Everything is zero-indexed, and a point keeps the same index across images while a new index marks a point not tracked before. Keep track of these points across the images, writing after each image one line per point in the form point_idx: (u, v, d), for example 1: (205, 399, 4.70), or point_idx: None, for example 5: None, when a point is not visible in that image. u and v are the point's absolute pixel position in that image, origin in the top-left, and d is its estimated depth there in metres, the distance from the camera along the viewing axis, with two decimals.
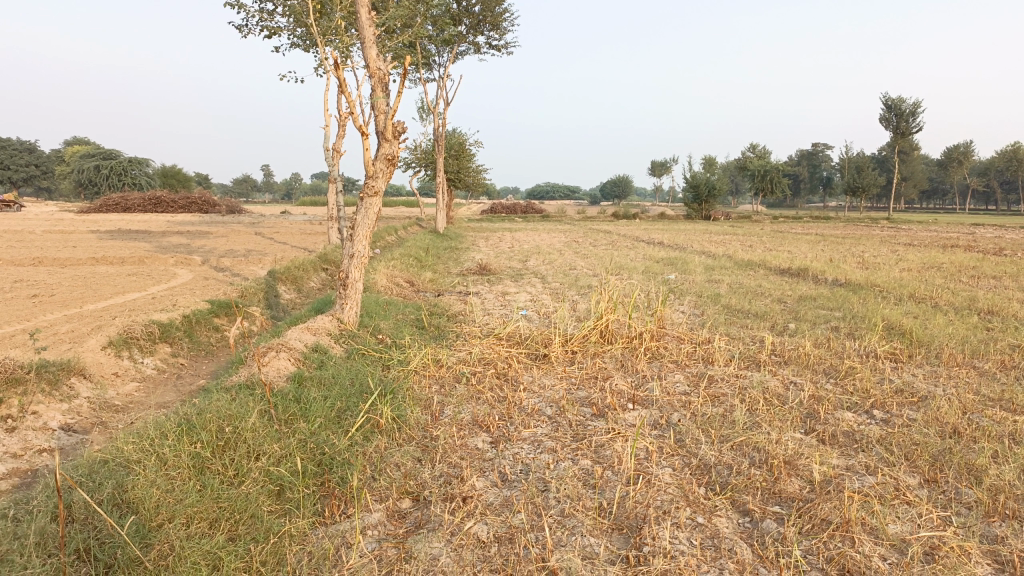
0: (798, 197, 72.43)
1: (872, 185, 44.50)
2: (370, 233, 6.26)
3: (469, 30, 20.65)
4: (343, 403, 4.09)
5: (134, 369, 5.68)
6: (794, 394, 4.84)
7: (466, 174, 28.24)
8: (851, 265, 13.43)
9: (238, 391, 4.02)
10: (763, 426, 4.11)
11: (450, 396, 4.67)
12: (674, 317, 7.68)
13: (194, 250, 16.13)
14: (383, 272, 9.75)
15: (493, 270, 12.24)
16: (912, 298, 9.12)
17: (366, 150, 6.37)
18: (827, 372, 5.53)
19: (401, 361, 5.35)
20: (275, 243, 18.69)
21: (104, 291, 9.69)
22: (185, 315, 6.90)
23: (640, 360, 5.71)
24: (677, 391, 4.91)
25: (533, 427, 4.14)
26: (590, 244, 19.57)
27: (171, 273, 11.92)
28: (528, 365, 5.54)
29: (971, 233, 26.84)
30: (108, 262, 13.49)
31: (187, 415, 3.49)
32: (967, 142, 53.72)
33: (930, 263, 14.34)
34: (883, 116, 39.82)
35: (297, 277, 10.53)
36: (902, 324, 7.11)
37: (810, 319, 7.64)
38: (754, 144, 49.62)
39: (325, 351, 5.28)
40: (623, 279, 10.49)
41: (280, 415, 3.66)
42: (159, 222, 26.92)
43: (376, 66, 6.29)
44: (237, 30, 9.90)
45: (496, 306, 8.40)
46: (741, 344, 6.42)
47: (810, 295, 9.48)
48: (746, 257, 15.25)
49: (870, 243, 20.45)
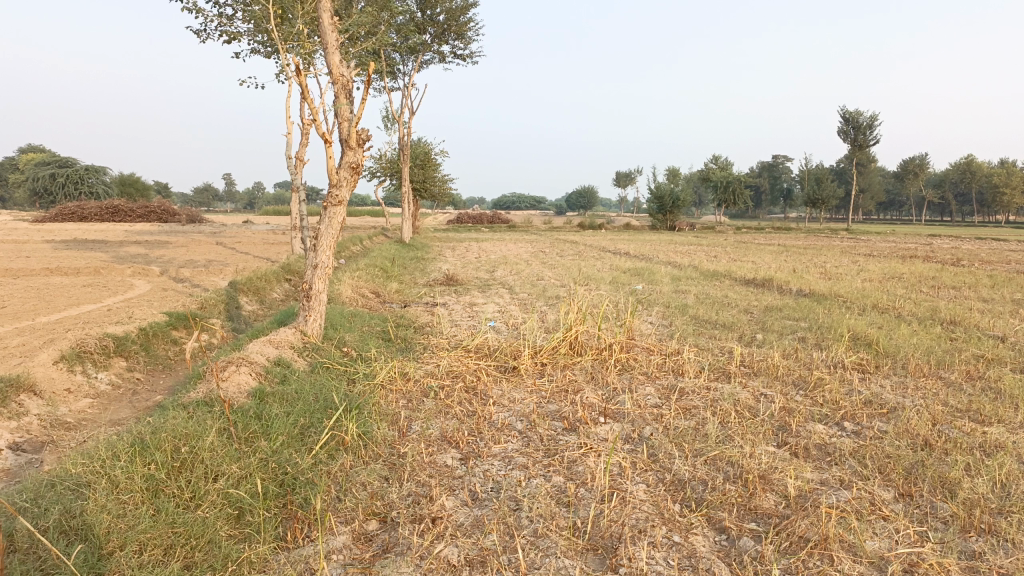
0: (760, 208, 73.48)
1: (832, 196, 45.27)
2: (334, 243, 6.12)
3: (435, 39, 20.57)
4: (306, 420, 3.95)
5: (87, 384, 5.46)
6: (764, 406, 4.81)
7: (432, 184, 28.10)
8: (815, 275, 13.55)
9: (196, 408, 3.86)
10: (735, 440, 4.06)
11: (418, 410, 4.55)
12: (643, 328, 7.64)
13: (152, 261, 15.76)
14: (348, 283, 9.58)
15: (460, 280, 12.13)
16: (876, 308, 9.21)
17: (330, 159, 6.23)
18: (796, 383, 5.51)
19: (366, 375, 5.21)
20: (237, 253, 18.36)
21: (57, 302, 9.37)
22: (142, 328, 6.67)
23: (610, 372, 5.64)
24: (648, 403, 4.85)
25: (503, 443, 4.03)
26: (556, 255, 19.54)
27: (128, 284, 11.60)
28: (497, 378, 5.44)
29: (929, 244, 27.30)
30: (62, 273, 13.09)
31: (141, 434, 3.33)
32: (922, 155, 54.98)
33: (891, 273, 14.55)
34: (841, 129, 40.58)
35: (259, 288, 10.31)
36: (867, 334, 7.14)
37: (777, 330, 7.65)
38: (716, 156, 50.24)
39: (288, 365, 5.13)
40: (591, 290, 10.45)
41: (240, 433, 3.51)
42: (117, 232, 26.30)
43: (340, 72, 6.16)
44: (197, 36, 9.69)
45: (464, 318, 8.29)
46: (710, 355, 6.38)
47: (776, 305, 9.53)
48: (711, 268, 15.33)
49: (832, 254, 20.74)
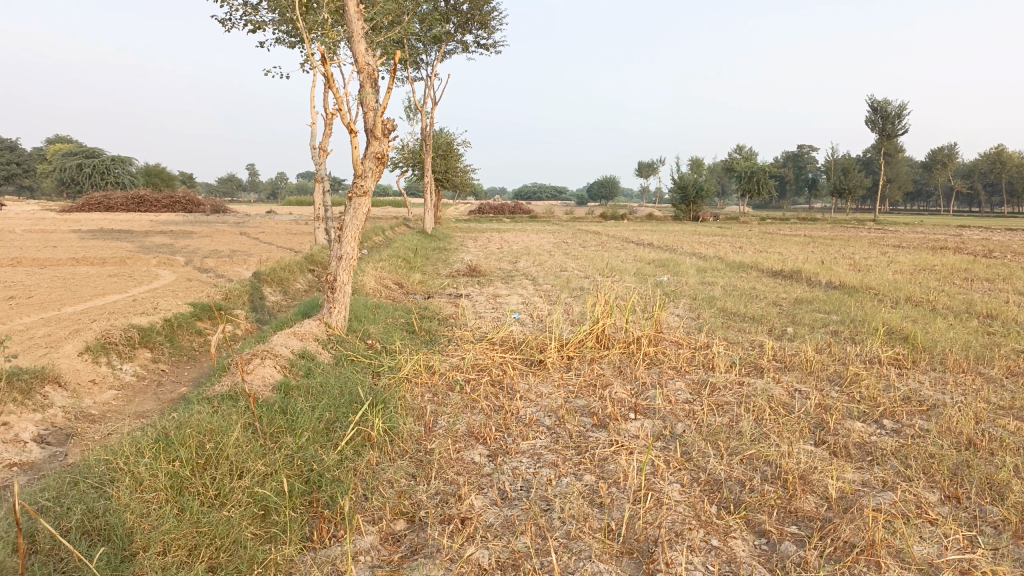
0: (784, 199, 72.66)
1: (858, 186, 44.64)
2: (359, 235, 6.05)
3: (458, 29, 20.42)
4: (332, 415, 3.88)
5: (112, 376, 5.45)
6: (799, 403, 4.67)
7: (455, 174, 28.02)
8: (843, 267, 13.31)
9: (220, 402, 3.80)
10: (772, 438, 3.94)
11: (444, 405, 4.47)
12: (671, 321, 7.51)
13: (177, 251, 15.83)
14: (371, 274, 9.53)
15: (483, 271, 12.05)
16: (910, 301, 9.00)
17: (354, 149, 6.15)
18: (831, 378, 5.36)
19: (391, 368, 5.14)
20: (260, 243, 18.40)
21: (84, 292, 9.42)
22: (166, 318, 6.66)
23: (638, 366, 5.53)
24: (679, 399, 4.73)
25: (531, 439, 3.94)
26: (579, 245, 19.39)
27: (153, 275, 11.65)
28: (524, 372, 5.34)
29: (958, 235, 26.78)
30: (88, 263, 13.18)
31: (166, 429, 3.28)
32: (951, 144, 54.00)
33: (922, 265, 14.25)
34: (869, 118, 39.94)
35: (283, 279, 10.29)
36: (902, 328, 6.96)
37: (808, 323, 7.48)
38: (741, 146, 49.70)
39: (312, 357, 5.07)
40: (616, 281, 10.32)
41: (265, 428, 3.45)
42: (142, 222, 26.51)
43: (365, 61, 6.07)
44: (221, 25, 9.65)
45: (488, 310, 8.20)
46: (740, 349, 6.24)
47: (806, 298, 9.34)
48: (737, 258, 15.13)
49: (859, 245, 20.41)
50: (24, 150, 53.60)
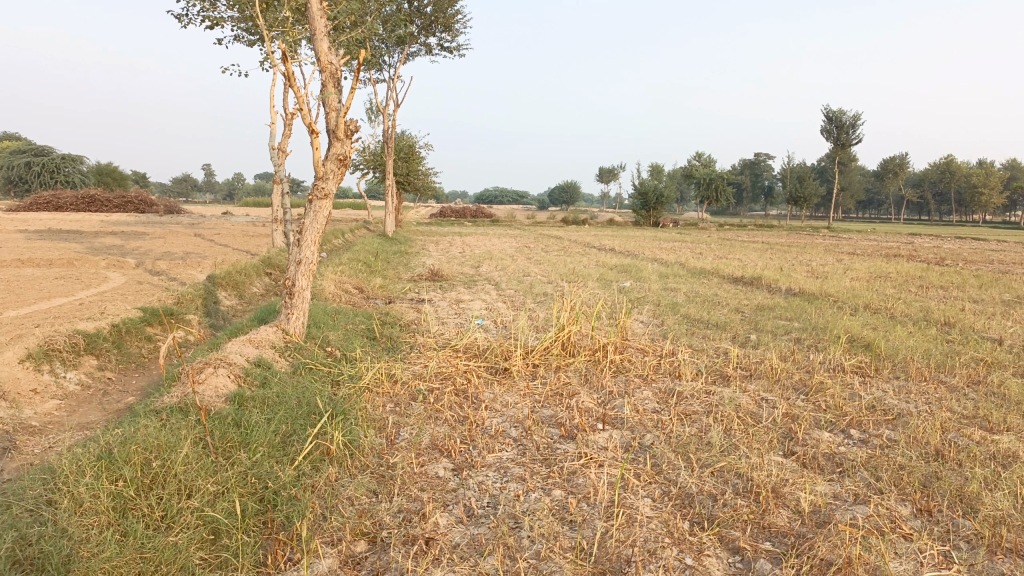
0: (741, 205, 73.70)
1: (814, 194, 45.43)
2: (319, 238, 5.86)
3: (421, 31, 20.23)
4: (288, 428, 3.71)
5: (55, 385, 5.18)
6: (767, 412, 4.62)
7: (416, 177, 27.77)
8: (802, 274, 13.46)
9: (169, 415, 3.60)
10: (743, 450, 3.87)
11: (406, 416, 4.32)
12: (636, 327, 7.45)
13: (128, 252, 15.35)
14: (330, 278, 9.31)
15: (445, 276, 11.90)
16: (868, 308, 9.10)
17: (315, 150, 5.97)
18: (797, 387, 5.34)
19: (351, 377, 4.98)
20: (215, 245, 17.95)
21: (28, 295, 9.04)
22: (115, 324, 6.38)
23: (605, 374, 5.44)
24: (646, 409, 4.65)
25: (498, 452, 3.82)
26: (541, 250, 19.30)
27: (102, 277, 11.24)
28: (488, 381, 5.21)
29: (909, 243, 27.38)
30: (34, 264, 12.69)
31: (110, 444, 3.09)
32: (902, 154, 55.38)
33: (877, 272, 14.48)
34: (824, 128, 40.68)
35: (239, 283, 10.00)
36: (864, 336, 6.99)
37: (771, 331, 7.49)
38: (699, 153, 50.25)
39: (268, 366, 4.88)
40: (579, 287, 10.26)
41: (217, 443, 3.28)
42: (93, 222, 25.73)
43: (328, 60, 5.90)
44: (176, 20, 9.33)
45: (450, 315, 8.05)
46: (705, 356, 6.19)
47: (768, 304, 9.39)
48: (698, 265, 15.21)
49: (816, 252, 20.73)
50: None
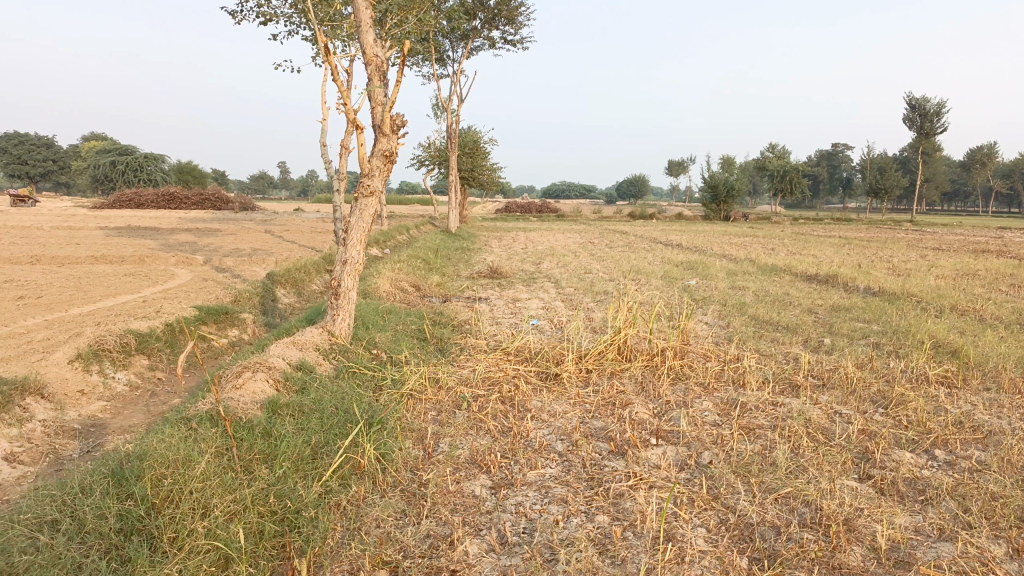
0: (817, 198, 71.31)
1: (895, 186, 43.39)
2: (365, 237, 5.69)
3: (483, 25, 20.02)
4: (321, 438, 3.54)
5: (103, 386, 5.16)
6: (841, 428, 4.24)
7: (481, 172, 27.68)
8: (882, 271, 12.74)
9: (197, 424, 3.46)
10: (811, 473, 3.52)
11: (447, 425, 4.10)
12: (698, 329, 7.08)
13: (198, 249, 15.64)
14: (386, 276, 9.20)
15: (504, 272, 11.70)
16: (955, 310, 8.45)
17: (361, 146, 5.80)
18: (874, 398, 4.91)
19: (395, 382, 4.79)
20: (284, 241, 18.20)
21: (95, 292, 9.23)
22: (168, 323, 6.35)
23: (662, 382, 5.11)
24: (706, 421, 4.31)
25: (541, 468, 3.56)
26: (606, 246, 18.92)
27: (169, 274, 11.43)
28: (538, 387, 4.95)
29: (999, 237, 25.86)
30: (107, 261, 13.03)
31: (129, 459, 2.96)
32: (990, 144, 52.57)
33: (964, 269, 13.61)
34: (906, 117, 38.82)
35: (297, 280, 10.01)
36: (950, 341, 6.44)
37: (846, 334, 7.01)
38: (773, 144, 48.78)
39: (310, 369, 4.74)
40: (641, 285, 9.90)
41: (241, 457, 3.12)
42: (171, 219, 26.51)
43: (373, 52, 5.70)
44: (231, 16, 9.28)
45: (505, 315, 7.82)
46: (773, 363, 5.79)
47: (843, 305, 8.84)
48: (770, 261, 14.62)
49: (897, 247, 19.71)
50: (61, 148, 54.55)
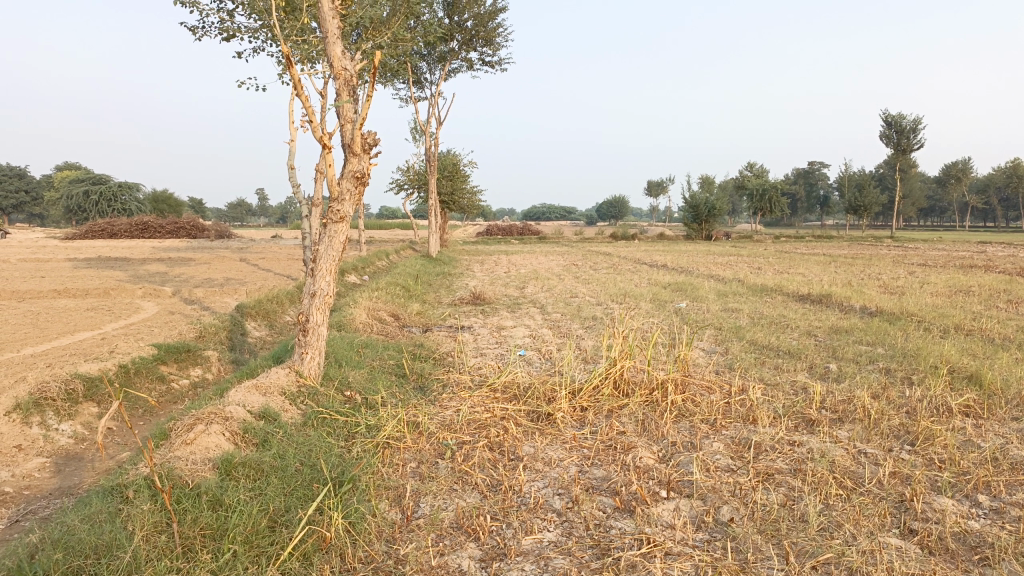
0: (796, 216, 71.61)
1: (874, 203, 43.36)
2: (335, 267, 5.19)
3: (461, 47, 19.71)
4: (281, 504, 3.05)
5: (45, 440, 4.63)
6: (869, 471, 3.79)
7: (461, 196, 27.28)
8: (876, 290, 12.41)
9: (134, 494, 2.96)
10: (847, 531, 3.07)
11: (428, 481, 3.61)
12: (697, 357, 6.65)
13: (168, 280, 15.06)
14: (362, 306, 8.69)
15: (487, 298, 11.23)
16: (958, 330, 8.08)
17: (331, 168, 5.34)
18: (898, 434, 4.47)
19: (369, 428, 4.29)
20: (258, 270, 17.66)
21: (51, 329, 8.67)
22: (122, 364, 5.80)
23: (666, 420, 4.65)
24: (718, 467, 3.85)
25: (538, 532, 3.08)
26: (590, 268, 18.53)
27: (134, 307, 10.87)
28: (530, 430, 4.47)
29: (981, 252, 25.84)
30: (71, 294, 12.42)
31: (39, 550, 2.45)
32: (965, 159, 52.96)
33: (957, 286, 13.31)
34: (883, 133, 38.89)
35: (268, 311, 9.49)
36: (965, 365, 6.04)
37: (853, 359, 6.62)
38: (751, 163, 48.91)
39: (275, 417, 4.24)
40: (631, 310, 9.49)
41: (179, 541, 2.61)
42: (144, 249, 25.84)
43: (341, 65, 5.25)
44: (192, 33, 8.80)
45: (489, 346, 7.33)
46: (782, 394, 5.34)
47: (844, 326, 8.45)
48: (759, 281, 14.29)
49: (884, 264, 19.45)
50: (33, 179, 53.65)
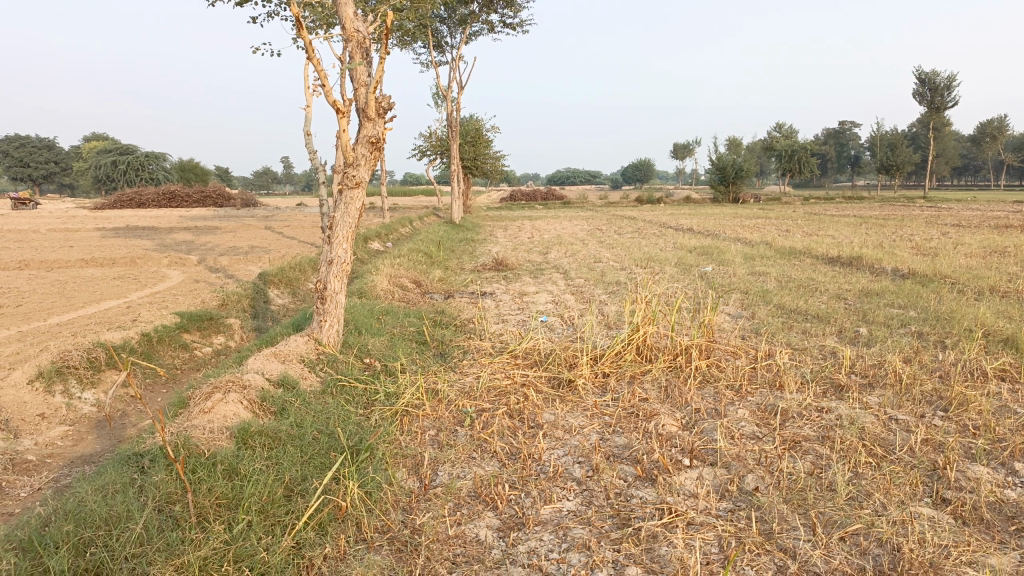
0: (825, 176, 70.29)
1: (906, 162, 42.33)
2: (352, 234, 5.13)
3: (482, 9, 19.37)
4: (297, 473, 3.02)
5: (68, 408, 4.66)
6: (901, 438, 3.67)
7: (484, 161, 27.08)
8: (907, 251, 12.13)
9: (149, 465, 2.94)
10: (877, 500, 2.98)
11: (447, 449, 3.56)
12: (722, 322, 6.53)
13: (194, 248, 15.16)
14: (384, 273, 8.65)
15: (510, 264, 11.14)
16: (994, 291, 7.86)
17: (346, 133, 5.24)
18: (930, 399, 4.34)
19: (388, 396, 4.25)
20: (282, 237, 17.72)
21: (78, 298, 8.75)
22: (144, 333, 5.82)
23: (689, 386, 4.55)
24: (743, 434, 3.75)
25: (557, 501, 3.02)
26: (615, 232, 18.32)
27: (160, 276, 10.94)
28: (550, 397, 4.40)
29: (1017, 210, 25.17)
30: (98, 264, 12.55)
31: (51, 524, 2.44)
32: (1001, 116, 51.44)
33: (992, 246, 12.97)
34: (917, 90, 37.82)
35: (291, 279, 9.49)
36: (1000, 328, 5.87)
37: (883, 322, 6.46)
38: (780, 123, 47.94)
39: (294, 385, 4.22)
40: (655, 274, 9.35)
41: (192, 512, 2.58)
42: (171, 218, 26.05)
43: (354, 27, 5.13)
44: None
45: (512, 312, 7.26)
46: (809, 359, 5.22)
47: (874, 289, 8.25)
48: (786, 244, 14.01)
49: (916, 224, 19.01)
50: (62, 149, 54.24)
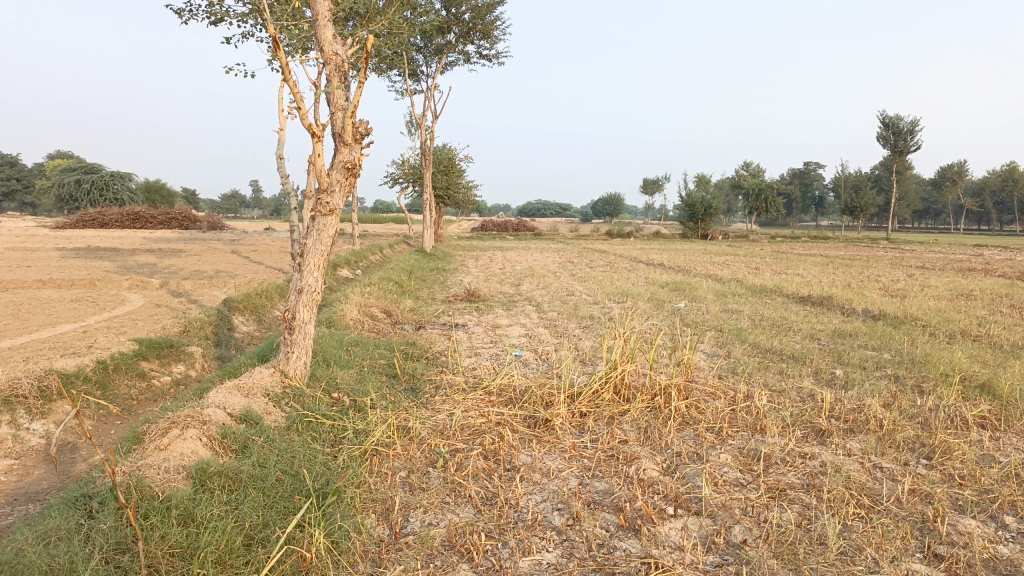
0: (791, 216, 71.49)
1: (870, 204, 43.17)
2: (324, 262, 4.95)
3: (459, 39, 19.42)
4: (259, 519, 2.82)
5: (14, 440, 4.38)
6: (887, 487, 3.58)
7: (456, 190, 27.01)
8: (875, 292, 12.22)
9: (97, 509, 2.72)
10: (869, 555, 2.86)
11: (418, 493, 3.37)
12: (698, 361, 6.43)
13: (156, 272, 14.77)
14: (354, 303, 8.44)
15: (482, 295, 10.99)
16: (965, 335, 7.88)
17: (321, 157, 5.09)
18: (912, 446, 4.26)
19: (357, 434, 4.05)
20: (248, 262, 17.35)
21: (33, 321, 8.42)
22: (100, 360, 5.54)
23: (668, 428, 4.42)
24: (727, 481, 3.62)
25: (536, 552, 2.85)
26: (586, 266, 18.26)
27: (120, 300, 10.59)
28: (526, 437, 4.24)
29: (976, 254, 25.68)
30: (56, 285, 12.13)
31: None
32: (961, 162, 52.89)
33: (957, 289, 13.15)
34: (880, 134, 38.73)
35: (257, 306, 9.23)
36: (976, 372, 5.84)
37: (859, 364, 6.41)
38: (747, 161, 48.72)
39: (258, 421, 4.00)
40: (629, 309, 9.27)
41: (142, 565, 2.37)
42: (134, 239, 25.51)
43: (333, 50, 5.00)
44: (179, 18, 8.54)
45: (485, 345, 7.10)
46: (788, 401, 5.13)
47: (846, 330, 8.24)
48: (756, 281, 14.08)
49: (881, 265, 19.28)
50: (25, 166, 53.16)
